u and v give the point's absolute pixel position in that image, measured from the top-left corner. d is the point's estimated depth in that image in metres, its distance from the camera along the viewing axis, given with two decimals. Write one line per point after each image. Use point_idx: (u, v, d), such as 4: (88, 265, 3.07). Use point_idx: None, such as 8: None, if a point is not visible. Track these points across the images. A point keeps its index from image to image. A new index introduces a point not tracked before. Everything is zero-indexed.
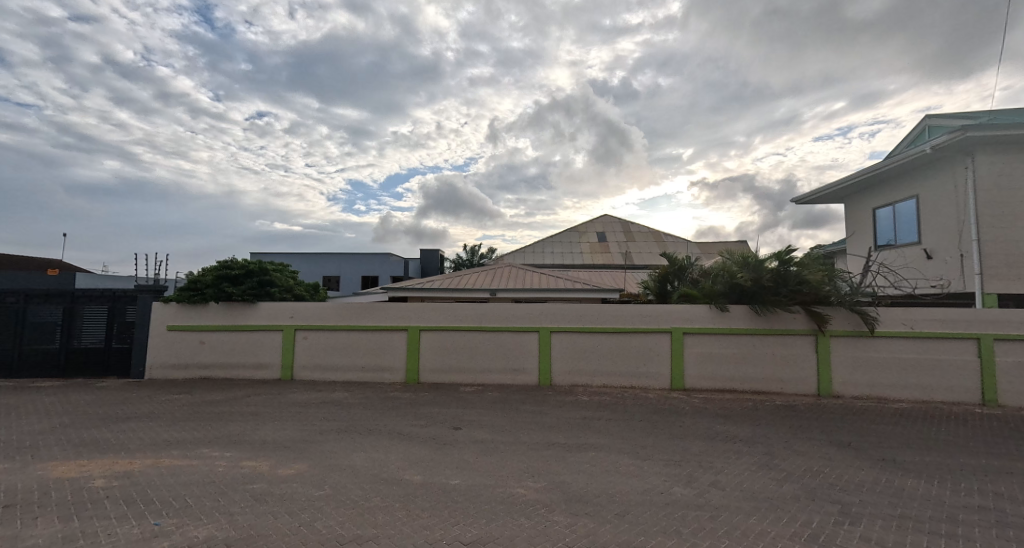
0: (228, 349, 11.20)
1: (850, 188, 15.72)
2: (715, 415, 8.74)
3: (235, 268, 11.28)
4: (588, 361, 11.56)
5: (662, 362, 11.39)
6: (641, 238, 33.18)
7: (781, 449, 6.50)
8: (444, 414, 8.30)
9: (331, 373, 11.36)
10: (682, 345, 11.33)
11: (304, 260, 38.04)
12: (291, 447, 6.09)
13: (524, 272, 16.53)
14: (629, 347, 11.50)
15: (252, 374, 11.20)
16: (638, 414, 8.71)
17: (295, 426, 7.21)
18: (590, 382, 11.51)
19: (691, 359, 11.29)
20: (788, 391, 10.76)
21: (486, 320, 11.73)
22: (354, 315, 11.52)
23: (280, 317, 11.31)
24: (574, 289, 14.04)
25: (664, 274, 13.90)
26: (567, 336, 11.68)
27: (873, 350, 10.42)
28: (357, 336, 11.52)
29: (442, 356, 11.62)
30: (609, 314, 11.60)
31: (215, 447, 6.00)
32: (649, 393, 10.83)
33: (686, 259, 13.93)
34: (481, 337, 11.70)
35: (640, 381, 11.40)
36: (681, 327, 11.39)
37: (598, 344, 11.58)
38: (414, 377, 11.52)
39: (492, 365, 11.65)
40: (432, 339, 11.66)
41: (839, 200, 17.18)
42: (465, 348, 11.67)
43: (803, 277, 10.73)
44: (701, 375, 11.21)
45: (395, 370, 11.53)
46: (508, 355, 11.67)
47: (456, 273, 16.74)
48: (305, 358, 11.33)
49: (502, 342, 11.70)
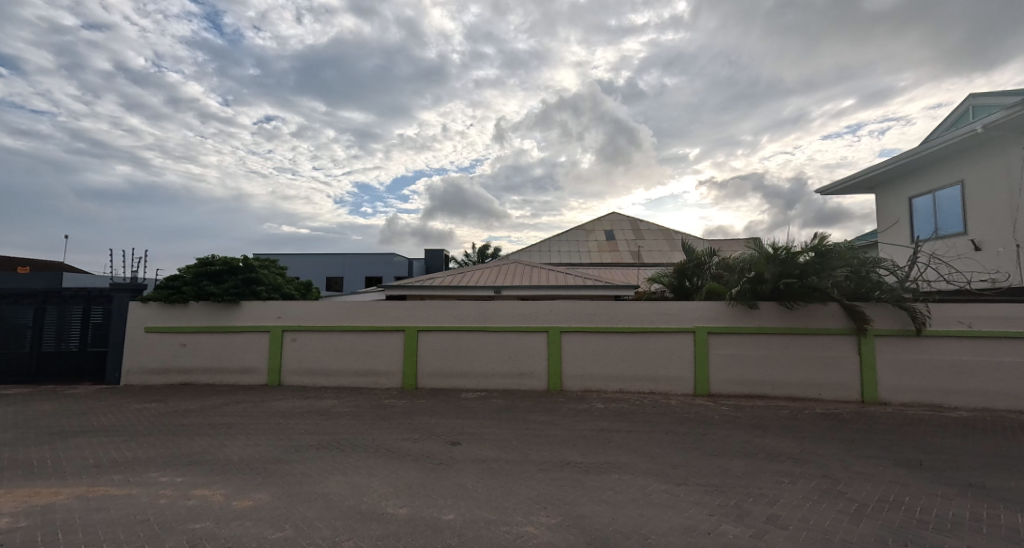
0: (212, 352, 10.26)
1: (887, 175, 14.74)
2: (751, 426, 7.68)
3: (217, 265, 10.38)
4: (603, 364, 10.55)
5: (685, 365, 10.35)
6: (650, 236, 32.10)
7: (841, 471, 5.46)
8: (443, 426, 7.32)
9: (322, 379, 10.43)
10: (707, 346, 10.30)
11: (307, 260, 37.28)
12: (257, 470, 5.11)
13: (530, 269, 15.53)
14: (648, 348, 10.47)
15: (236, 380, 10.27)
16: (663, 425, 7.67)
17: (271, 441, 6.25)
18: (605, 387, 10.49)
19: (717, 361, 10.25)
20: (827, 398, 9.72)
21: (490, 320, 10.75)
22: (348, 315, 10.59)
23: (267, 318, 10.36)
24: (586, 286, 13.03)
25: (684, 269, 12.86)
26: (579, 336, 10.66)
27: (922, 352, 9.35)
28: (350, 338, 10.57)
29: (443, 359, 10.67)
30: (626, 312, 10.57)
31: (167, 469, 5.04)
32: (672, 400, 9.78)
33: (708, 252, 12.85)
34: (486, 338, 10.72)
35: (661, 387, 10.36)
36: (706, 326, 10.35)
37: (614, 346, 10.56)
38: (412, 382, 10.57)
39: (498, 370, 10.67)
40: (433, 340, 10.71)
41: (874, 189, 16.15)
42: (468, 350, 10.70)
43: (841, 270, 9.63)
44: (728, 380, 10.17)
45: (392, 375, 10.58)
46: (515, 358, 10.69)
47: (459, 269, 15.74)
48: (294, 361, 10.39)
49: (508, 344, 10.72)
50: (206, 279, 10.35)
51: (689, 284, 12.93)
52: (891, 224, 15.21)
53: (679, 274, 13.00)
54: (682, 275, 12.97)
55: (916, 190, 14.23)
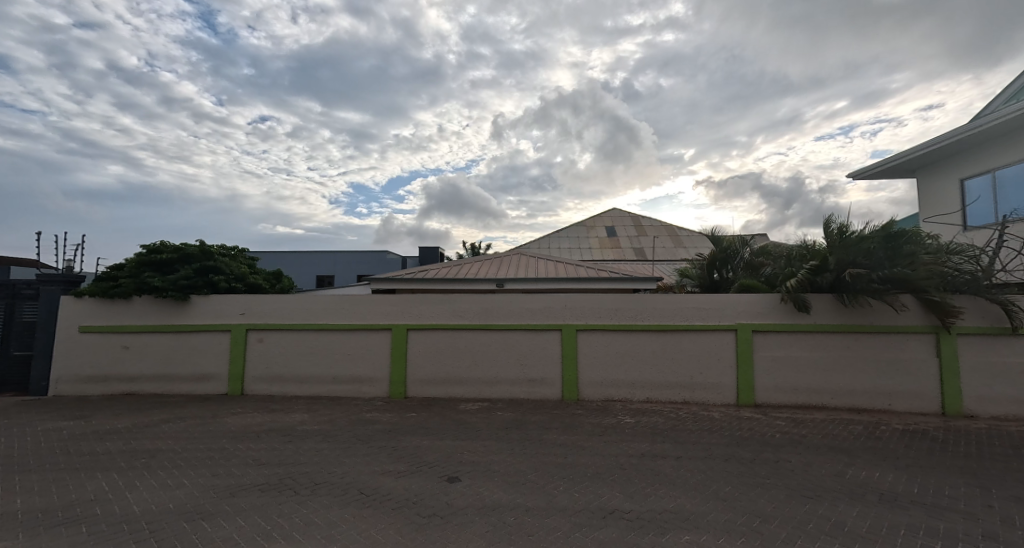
0: (160, 356, 8.51)
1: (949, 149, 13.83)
2: (829, 449, 6.07)
3: (166, 253, 8.64)
4: (629, 369, 8.91)
5: (725, 370, 8.79)
6: (653, 232, 30.49)
7: (1003, 526, 3.88)
8: (436, 452, 5.68)
9: (294, 388, 8.73)
10: (752, 348, 8.73)
11: (294, 259, 35.52)
12: (159, 534, 3.43)
13: (536, 262, 13.92)
14: (683, 350, 8.87)
15: (190, 389, 8.54)
16: (717, 447, 6.05)
17: (201, 478, 4.58)
18: (631, 397, 8.88)
19: (763, 365, 8.70)
20: (899, 409, 8.27)
21: (494, 317, 9.11)
22: (326, 313, 8.93)
23: (228, 313, 8.66)
24: (602, 278, 11.40)
25: (716, 258, 11.24)
26: (600, 336, 9.02)
27: (1013, 355, 8.04)
28: (328, 338, 8.90)
29: (439, 363, 9.03)
30: (656, 307, 8.97)
31: (21, 536, 3.35)
32: (714, 412, 8.19)
33: (744, 237, 11.21)
34: (489, 338, 9.08)
35: (697, 396, 8.78)
36: (751, 323, 8.77)
37: (641, 346, 8.93)
38: (402, 391, 8.91)
39: (504, 375, 9.02)
40: (425, 340, 9.06)
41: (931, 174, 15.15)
42: (467, 351, 9.06)
43: (917, 257, 8.19)
44: (777, 387, 8.62)
45: (377, 382, 8.92)
46: (522, 361, 9.04)
47: (455, 261, 14.04)
48: (260, 366, 8.67)
49: (516, 345, 9.07)
50: (153, 269, 8.65)
51: (721, 275, 11.30)
52: (940, 206, 14.78)
53: (709, 264, 11.37)
54: (713, 265, 11.33)
55: (969, 170, 13.79)
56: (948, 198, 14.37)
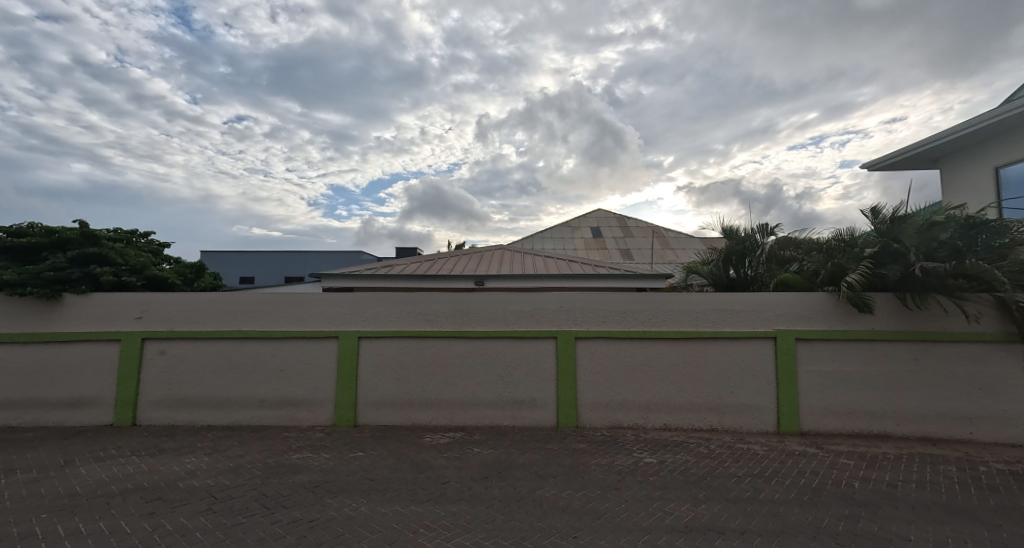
0: (24, 374, 6.39)
1: (983, 134, 12.41)
2: (942, 512, 4.26)
3: (31, 236, 6.57)
4: (641, 387, 7.11)
5: (761, 389, 7.02)
6: (642, 233, 28.83)
7: None
8: (376, 529, 3.72)
9: (207, 415, 6.66)
10: (795, 360, 6.98)
11: (259, 260, 33.03)
12: None
13: (519, 258, 12.00)
14: (709, 364, 7.10)
15: (63, 418, 6.41)
16: (788, 510, 4.21)
17: None
18: (643, 423, 7.07)
19: (810, 382, 6.95)
20: (980, 439, 6.58)
21: (471, 321, 7.20)
22: (253, 316, 6.89)
23: (118, 317, 6.57)
24: (600, 276, 9.50)
25: (732, 251, 9.46)
26: (605, 345, 7.18)
27: None
28: (254, 349, 6.84)
29: (400, 381, 7.07)
30: (674, 310, 7.17)
31: None
32: (753, 444, 6.39)
33: (763, 226, 9.43)
34: (464, 348, 7.16)
35: (727, 421, 7.03)
36: (794, 330, 7.01)
37: (657, 359, 7.13)
38: (351, 418, 6.91)
39: (483, 396, 7.11)
40: (383, 349, 7.11)
41: (959, 163, 13.73)
42: (437, 365, 7.12)
43: (998, 249, 6.56)
44: (827, 411, 6.87)
45: (318, 406, 6.89)
46: (505, 378, 7.13)
47: (425, 256, 11.97)
48: (161, 387, 6.59)
49: (498, 357, 7.16)
50: (15, 261, 6.59)
51: (739, 272, 9.51)
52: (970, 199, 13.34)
53: (724, 258, 9.57)
54: (729, 260, 9.54)
55: (1005, 157, 12.40)
56: (983, 190, 12.93)
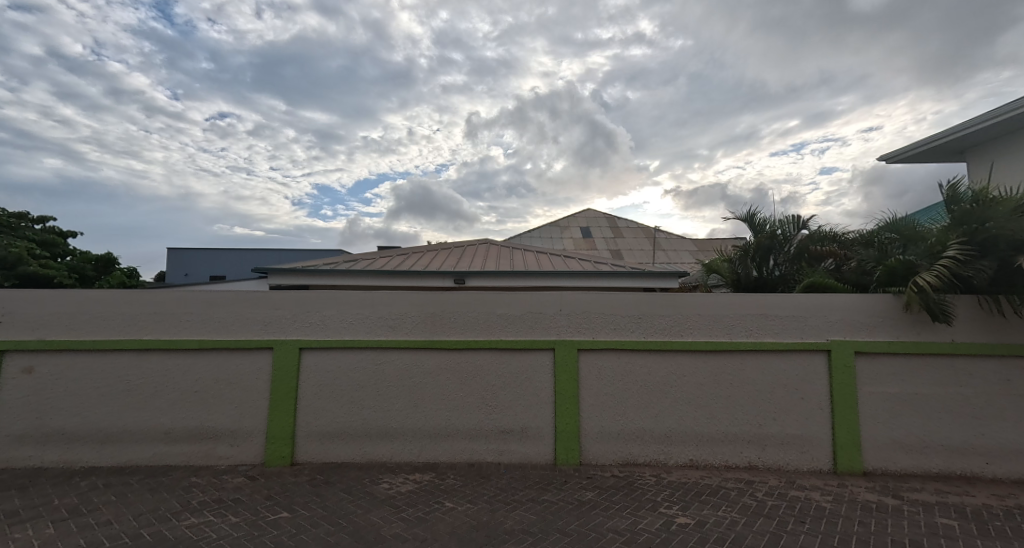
0: None
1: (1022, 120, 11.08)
2: None
3: None
4: (661, 413, 5.61)
5: (813, 416, 5.55)
6: (634, 233, 27.41)
7: None
8: None
9: (90, 453, 5.04)
10: (855, 380, 5.53)
11: (228, 258, 31.04)
12: None
13: (505, 253, 10.42)
14: (747, 384, 5.62)
15: None
16: None
17: None
18: (663, 459, 5.58)
19: (873, 408, 5.50)
20: None
21: (445, 328, 5.65)
22: (158, 322, 5.27)
23: None
24: (603, 273, 8.00)
25: (757, 247, 7.97)
26: (616, 360, 5.67)
27: None
28: (158, 365, 5.22)
29: (352, 406, 5.49)
30: (701, 315, 5.71)
31: None
32: (809, 491, 4.92)
33: (795, 217, 7.88)
34: (437, 363, 5.61)
35: (769, 457, 5.55)
36: (854, 341, 5.57)
37: (680, 377, 5.65)
38: (287, 455, 5.30)
39: (459, 424, 5.57)
40: (331, 365, 5.52)
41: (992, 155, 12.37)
42: (400, 385, 5.56)
43: None
44: (896, 445, 5.43)
45: (244, 440, 5.28)
46: (488, 401, 5.60)
47: (397, 251, 10.33)
48: (28, 418, 4.99)
49: (480, 375, 5.62)
50: None
51: (765, 271, 8.05)
52: None
53: (747, 255, 8.10)
54: (753, 256, 8.06)
55: None
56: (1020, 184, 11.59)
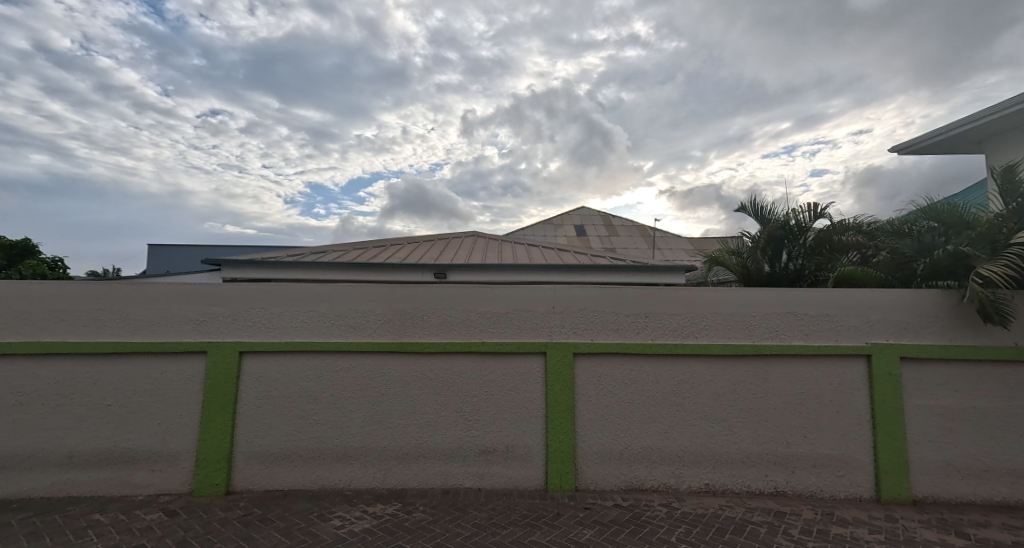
0: None
1: None
2: None
3: None
4: (671, 429, 4.74)
5: (851, 433, 4.69)
6: (630, 231, 26.58)
7: None
8: None
9: None
10: (901, 391, 4.68)
11: (209, 256, 29.98)
12: None
13: (494, 245, 9.52)
14: (773, 395, 4.76)
15: None
16: None
17: None
18: (674, 484, 4.71)
19: (923, 425, 4.65)
20: None
21: (416, 329, 4.74)
22: (64, 321, 4.36)
23: None
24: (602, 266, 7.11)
25: (768, 238, 7.11)
26: (619, 366, 4.78)
27: None
28: (62, 373, 4.31)
29: (303, 422, 4.57)
30: (719, 314, 4.83)
31: None
32: (852, 528, 4.07)
33: (811, 205, 6.96)
34: (405, 370, 4.70)
35: (798, 482, 4.68)
36: (899, 345, 4.70)
37: (694, 386, 4.77)
38: (222, 482, 4.39)
39: (432, 442, 4.67)
40: (278, 373, 4.59)
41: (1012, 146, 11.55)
42: (361, 397, 4.65)
43: None
44: (950, 470, 4.58)
45: (169, 464, 4.37)
46: (466, 415, 4.70)
47: (375, 244, 9.42)
48: None
49: (456, 384, 4.72)
50: None
51: (778, 265, 7.21)
52: None
53: (758, 248, 7.23)
54: (764, 249, 7.19)
55: None
56: None
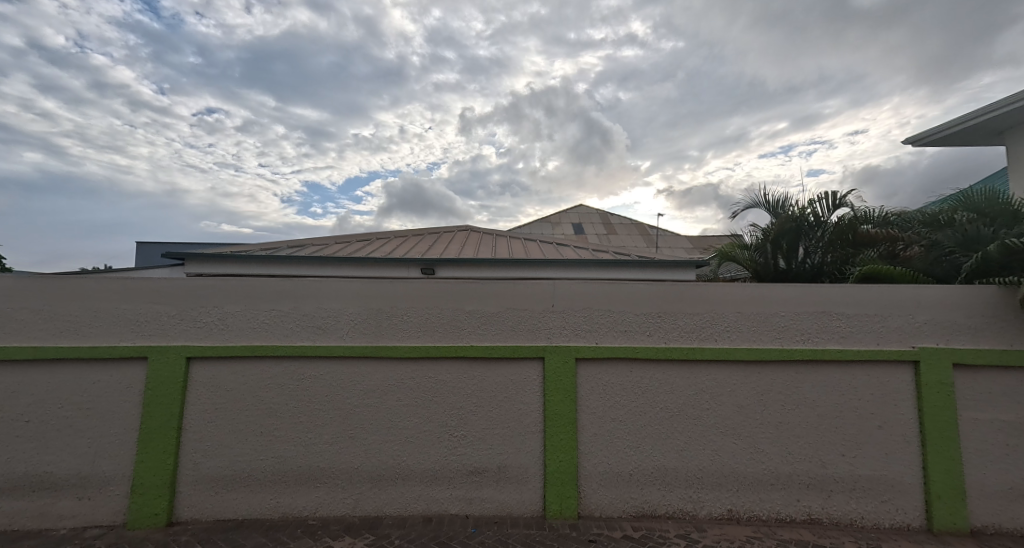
0: None
1: None
2: None
3: None
4: (688, 446, 4.10)
5: (896, 452, 4.06)
6: (629, 229, 25.92)
7: None
8: None
9: None
10: (955, 403, 4.04)
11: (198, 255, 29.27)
12: None
13: (488, 239, 8.85)
14: (805, 407, 4.12)
15: None
16: None
17: None
18: (692, 509, 4.07)
19: (980, 442, 4.02)
20: None
21: (392, 332, 4.09)
22: None
23: None
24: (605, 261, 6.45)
25: (779, 232, 6.45)
26: (628, 374, 4.14)
27: None
28: None
29: (260, 439, 3.92)
30: (742, 313, 4.19)
31: None
32: None
33: (828, 194, 6.32)
34: (380, 379, 4.05)
35: (835, 507, 4.05)
36: (953, 350, 4.07)
37: (715, 397, 4.13)
38: (162, 512, 3.73)
39: (411, 462, 4.02)
40: (231, 383, 3.93)
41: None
42: (329, 410, 3.99)
43: None
44: (1012, 494, 3.96)
45: (99, 491, 3.73)
46: (451, 430, 4.05)
47: (360, 238, 8.74)
48: None
49: (440, 394, 4.07)
50: None
51: (794, 260, 6.55)
52: None
53: (770, 241, 6.57)
54: (777, 243, 6.54)
55: None
56: None
